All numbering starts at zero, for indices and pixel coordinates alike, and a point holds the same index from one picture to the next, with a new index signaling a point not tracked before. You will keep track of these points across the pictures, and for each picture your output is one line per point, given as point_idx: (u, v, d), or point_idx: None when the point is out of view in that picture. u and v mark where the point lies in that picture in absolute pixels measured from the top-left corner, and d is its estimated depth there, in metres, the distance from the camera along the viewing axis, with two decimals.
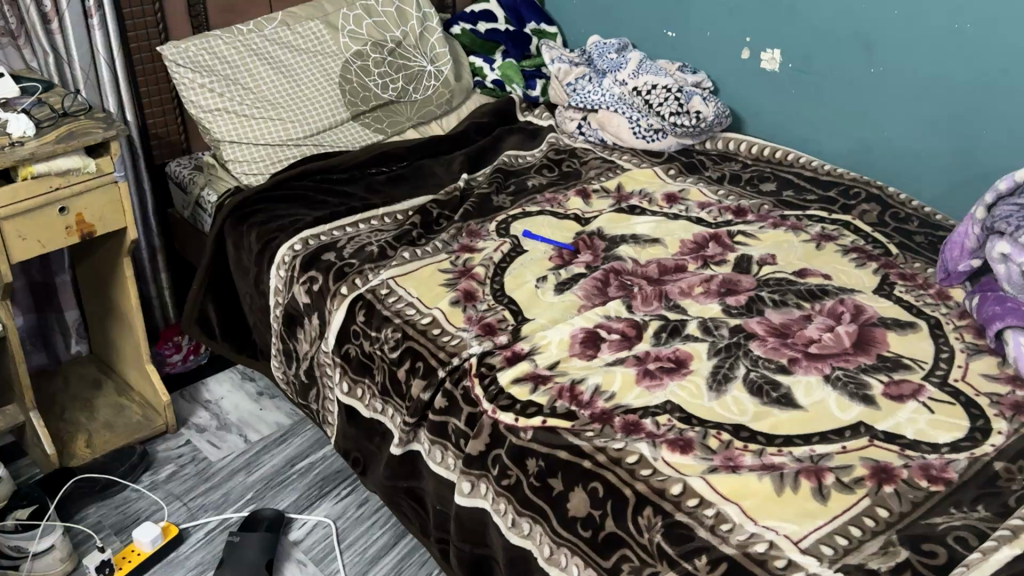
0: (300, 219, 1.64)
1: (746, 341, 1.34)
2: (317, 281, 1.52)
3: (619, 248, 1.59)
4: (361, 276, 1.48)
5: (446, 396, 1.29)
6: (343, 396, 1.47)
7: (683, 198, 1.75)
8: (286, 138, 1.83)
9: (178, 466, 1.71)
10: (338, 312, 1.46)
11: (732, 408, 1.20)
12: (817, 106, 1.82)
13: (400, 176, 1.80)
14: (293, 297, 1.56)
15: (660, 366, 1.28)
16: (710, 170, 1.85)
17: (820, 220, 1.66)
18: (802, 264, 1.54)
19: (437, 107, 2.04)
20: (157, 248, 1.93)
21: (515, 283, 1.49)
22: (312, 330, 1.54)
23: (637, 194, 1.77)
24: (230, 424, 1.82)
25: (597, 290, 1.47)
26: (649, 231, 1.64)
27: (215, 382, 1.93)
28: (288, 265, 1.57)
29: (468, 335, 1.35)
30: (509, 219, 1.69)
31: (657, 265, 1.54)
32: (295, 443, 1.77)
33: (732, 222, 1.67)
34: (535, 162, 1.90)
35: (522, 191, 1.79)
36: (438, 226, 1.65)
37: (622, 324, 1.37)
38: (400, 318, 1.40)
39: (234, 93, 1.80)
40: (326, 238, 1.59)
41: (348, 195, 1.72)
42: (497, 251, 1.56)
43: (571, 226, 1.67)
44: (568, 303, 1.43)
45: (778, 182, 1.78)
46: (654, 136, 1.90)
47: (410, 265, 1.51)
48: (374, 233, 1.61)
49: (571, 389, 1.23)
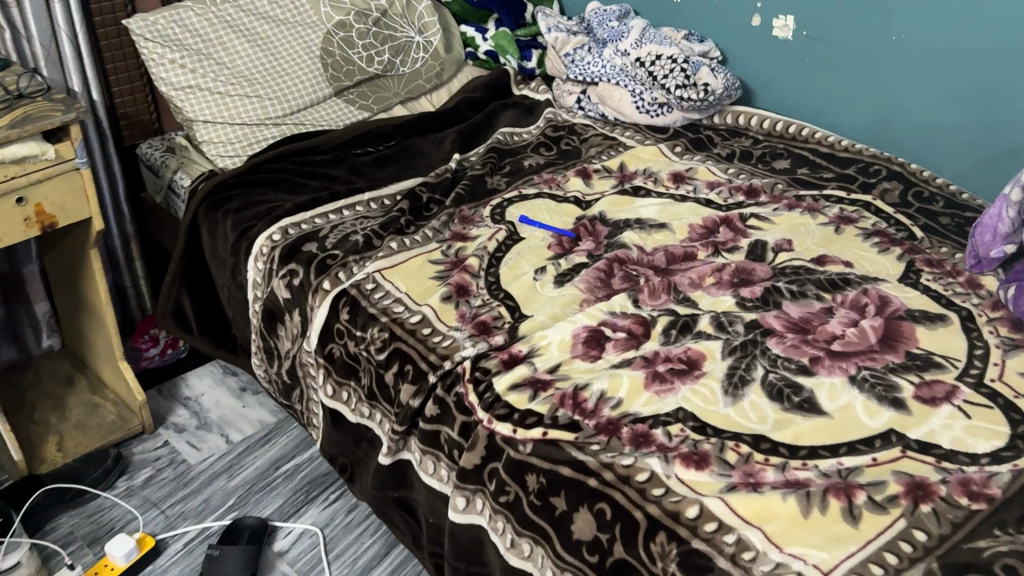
0: (278, 206, 1.53)
1: (763, 337, 1.24)
2: (297, 275, 1.40)
3: (624, 234, 1.48)
4: (344, 269, 1.37)
5: (437, 403, 1.19)
6: (328, 399, 1.36)
7: (690, 177, 1.64)
8: (264, 116, 1.70)
9: (155, 470, 1.61)
10: (321, 308, 1.35)
11: (750, 415, 1.10)
12: (833, 77, 1.70)
13: (387, 157, 1.68)
14: (273, 291, 1.44)
15: (670, 368, 1.18)
16: (719, 146, 1.73)
17: (838, 201, 1.55)
18: (821, 249, 1.43)
19: (426, 81, 1.91)
20: (130, 234, 1.81)
21: (511, 275, 1.37)
22: (293, 327, 1.42)
23: (641, 174, 1.66)
24: (211, 423, 1.71)
25: (599, 282, 1.36)
26: (654, 215, 1.53)
27: (195, 377, 1.83)
28: (267, 257, 1.45)
29: (461, 335, 1.24)
30: (505, 203, 1.57)
31: (664, 253, 1.43)
32: (280, 443, 1.66)
33: (743, 204, 1.56)
34: (532, 140, 1.78)
35: (517, 172, 1.67)
36: (428, 212, 1.54)
37: (628, 321, 1.26)
38: (387, 316, 1.28)
39: (207, 67, 1.67)
40: (307, 227, 1.48)
41: (331, 178, 1.61)
42: (492, 239, 1.45)
43: (571, 210, 1.56)
44: (570, 298, 1.31)
45: (792, 159, 1.67)
46: (659, 111, 1.78)
47: (396, 256, 1.40)
48: (359, 221, 1.50)
49: (574, 396, 1.12)
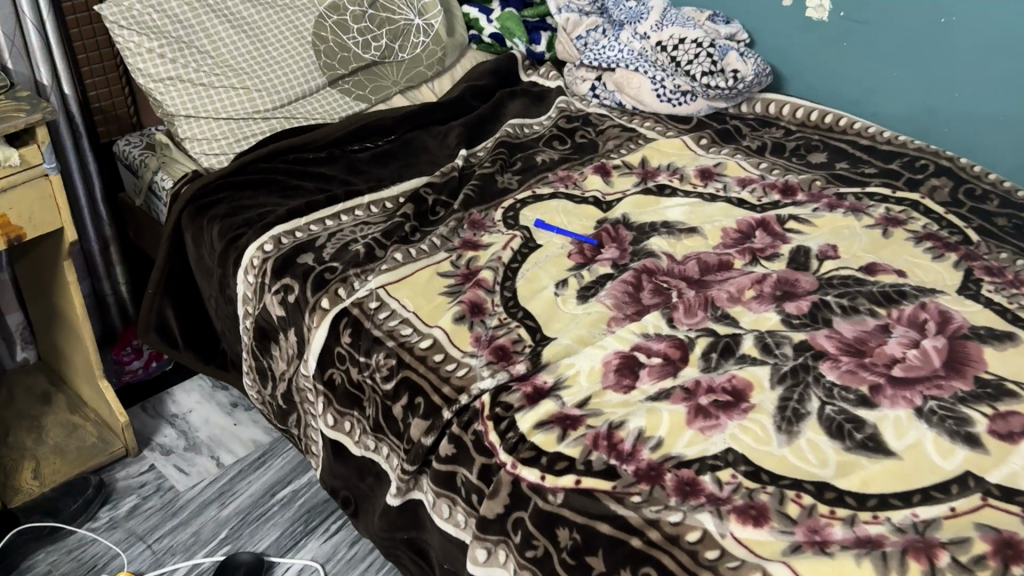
0: (270, 212, 1.39)
1: (814, 361, 1.11)
2: (293, 290, 1.26)
3: (650, 240, 1.34)
4: (345, 285, 1.24)
5: (452, 442, 1.05)
6: (328, 429, 1.22)
7: (719, 174, 1.50)
8: (251, 110, 1.56)
9: (140, 498, 1.48)
10: (319, 330, 1.21)
11: (810, 458, 0.98)
12: (873, 62, 1.56)
13: (387, 153, 1.55)
14: (265, 308, 1.30)
15: (714, 401, 1.05)
16: (749, 138, 1.59)
17: (883, 199, 1.42)
18: (870, 256, 1.30)
19: (427, 68, 1.76)
20: (108, 237, 1.67)
21: (530, 290, 1.24)
22: (288, 347, 1.29)
23: (664, 170, 1.52)
24: (200, 444, 1.58)
25: (627, 297, 1.22)
26: (682, 217, 1.40)
27: (182, 391, 1.69)
28: (258, 269, 1.31)
29: (478, 362, 1.11)
30: (518, 204, 1.44)
31: (697, 261, 1.29)
32: (275, 467, 1.53)
33: (780, 204, 1.43)
34: (544, 132, 1.65)
35: (530, 169, 1.53)
36: (435, 217, 1.41)
37: (664, 344, 1.12)
38: (394, 340, 1.15)
39: (188, 56, 1.52)
40: (302, 235, 1.34)
41: (326, 178, 1.47)
42: (507, 248, 1.31)
43: (591, 213, 1.42)
44: (596, 317, 1.18)
45: (829, 152, 1.54)
46: (682, 99, 1.64)
47: (403, 269, 1.26)
48: (360, 227, 1.37)
49: (609, 436, 0.99)
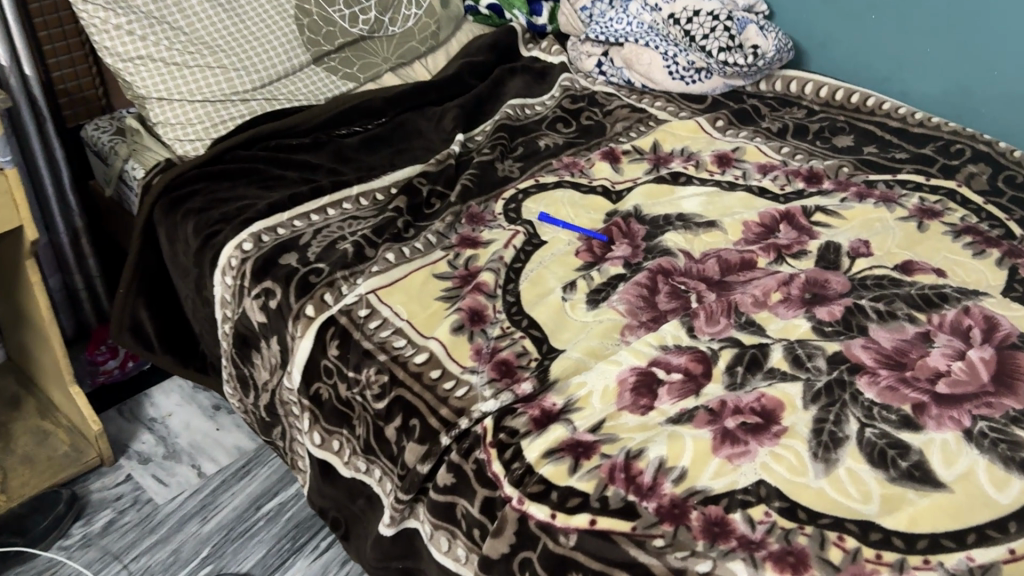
0: (250, 206, 1.27)
1: (850, 376, 1.01)
2: (274, 295, 1.15)
3: (665, 235, 1.23)
4: (331, 290, 1.13)
5: (452, 470, 0.95)
6: (315, 449, 1.11)
7: (737, 159, 1.39)
8: (229, 90, 1.43)
9: (117, 512, 1.38)
10: (304, 340, 1.10)
11: (850, 491, 0.88)
12: (907, 36, 1.43)
13: (377, 138, 1.43)
14: (244, 313, 1.19)
15: (741, 424, 0.94)
16: (768, 120, 1.48)
17: (916, 187, 1.31)
18: (905, 254, 1.19)
19: (420, 43, 1.63)
20: (78, 228, 1.55)
21: (535, 295, 1.13)
22: (270, 356, 1.18)
23: (678, 155, 1.41)
24: (180, 451, 1.48)
25: (642, 302, 1.12)
26: (699, 208, 1.29)
27: (161, 393, 1.59)
28: (237, 271, 1.20)
29: (479, 379, 1.00)
30: (520, 196, 1.32)
31: (717, 260, 1.19)
32: (260, 477, 1.44)
33: (804, 194, 1.32)
34: (547, 114, 1.52)
35: (533, 155, 1.42)
36: (430, 210, 1.29)
37: (684, 357, 1.02)
38: (386, 353, 1.04)
39: (159, 33, 1.39)
40: (285, 232, 1.23)
41: (312, 167, 1.35)
42: (509, 246, 1.20)
43: (599, 204, 1.31)
44: (609, 325, 1.08)
45: (855, 135, 1.43)
46: (696, 76, 1.53)
47: (395, 271, 1.15)
48: (348, 222, 1.25)
49: (627, 467, 0.89)
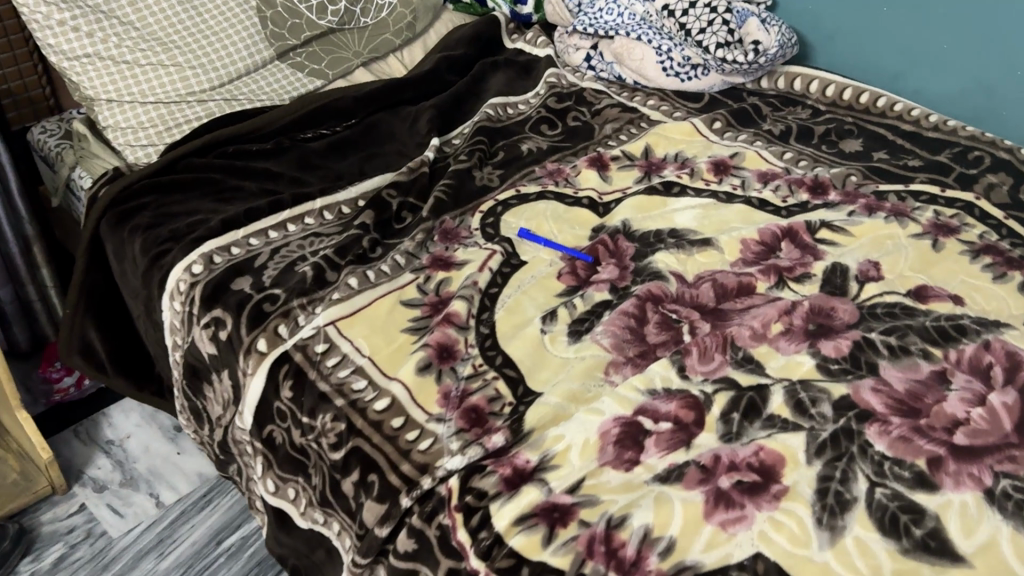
0: (202, 222, 1.17)
1: (859, 424, 0.91)
2: (225, 325, 1.05)
3: (656, 255, 1.13)
4: (286, 321, 1.02)
5: (412, 535, 0.84)
6: (269, 496, 1.02)
7: (736, 166, 1.28)
8: (184, 90, 1.32)
9: (67, 547, 1.29)
10: (255, 378, 1.00)
11: (859, 566, 0.78)
12: (921, 30, 1.31)
13: (346, 142, 1.32)
14: (193, 343, 1.09)
15: (737, 484, 0.84)
16: (770, 121, 1.37)
17: (931, 199, 1.20)
18: (919, 277, 1.09)
19: (395, 36, 1.51)
20: (30, 237, 1.43)
21: (512, 326, 1.03)
22: (223, 391, 1.08)
23: (672, 161, 1.30)
24: (138, 478, 1.39)
25: (629, 334, 1.01)
26: (693, 223, 1.18)
27: (120, 413, 1.50)
28: (185, 296, 1.10)
29: (446, 430, 0.89)
30: (498, 208, 1.22)
31: (712, 284, 1.08)
32: (222, 507, 1.35)
33: (808, 206, 1.21)
34: (530, 113, 1.41)
35: (514, 160, 1.31)
36: (400, 224, 1.19)
37: (674, 404, 0.91)
38: (344, 397, 0.94)
39: (106, 28, 1.28)
40: (239, 252, 1.12)
41: (272, 176, 1.25)
42: (484, 269, 1.09)
43: (585, 219, 1.20)
44: (592, 363, 0.97)
45: (864, 139, 1.32)
46: (692, 73, 1.41)
47: (358, 299, 1.05)
48: (310, 240, 1.15)
49: (608, 538, 0.79)
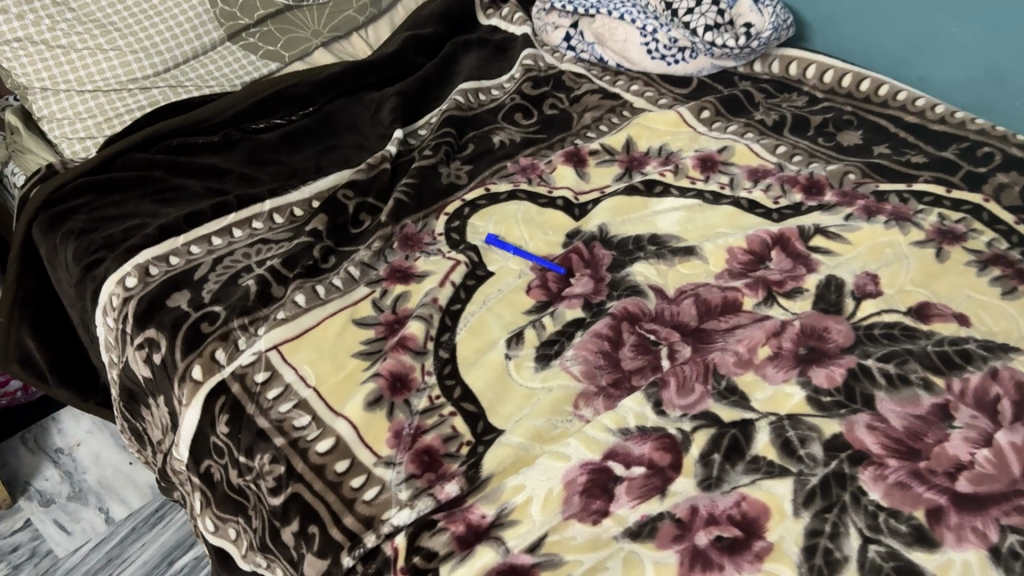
0: (140, 226, 1.07)
1: (852, 468, 0.82)
2: (159, 348, 0.96)
3: (634, 266, 1.03)
4: (225, 345, 0.93)
5: None
6: (211, 535, 0.93)
7: (725, 162, 1.18)
8: (125, 77, 1.22)
9: (10, 568, 1.21)
10: (190, 410, 0.91)
11: None
12: (927, 11, 1.21)
13: (301, 133, 1.23)
14: (128, 364, 1.00)
15: (717, 541, 0.75)
16: (763, 110, 1.26)
17: (936, 201, 1.10)
18: (921, 292, 1.00)
19: (358, 12, 1.41)
20: None
21: (473, 350, 0.93)
22: (161, 416, 0.99)
23: (655, 156, 1.20)
24: (87, 490, 1.31)
25: (602, 360, 0.92)
26: (676, 228, 1.08)
27: (70, 418, 1.43)
28: (118, 312, 1.01)
29: (394, 476, 0.81)
30: (465, 210, 1.12)
31: (695, 299, 0.99)
32: (176, 523, 1.27)
33: (802, 208, 1.11)
34: (504, 100, 1.31)
35: (485, 154, 1.21)
36: (357, 229, 1.09)
37: (648, 445, 0.82)
38: (285, 436, 0.85)
39: (38, 10, 1.17)
40: (177, 261, 1.03)
41: (219, 173, 1.15)
42: (446, 283, 1.00)
43: (559, 222, 1.11)
44: (560, 395, 0.88)
45: (864, 130, 1.22)
46: (679, 56, 1.31)
47: (304, 320, 0.96)
48: (256, 247, 1.05)
49: None
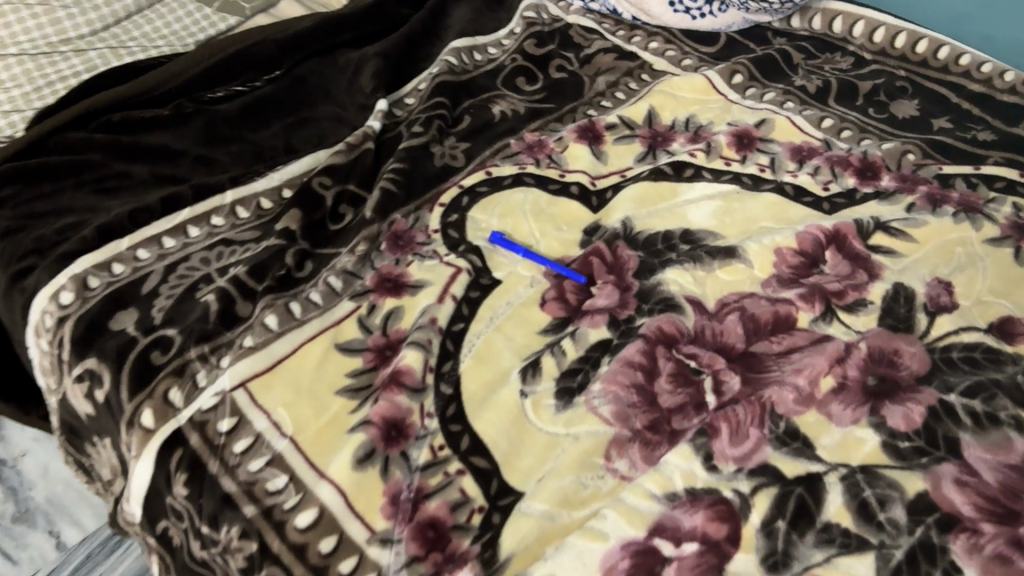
0: (77, 225, 0.90)
1: (940, 537, 0.68)
2: (101, 383, 0.80)
3: (666, 272, 0.88)
4: (180, 382, 0.77)
5: None
6: None
7: (764, 139, 1.02)
8: (55, 37, 1.06)
9: None
10: (141, 463, 0.76)
11: None
12: None
13: (267, 103, 1.05)
14: (67, 396, 0.84)
15: None
16: (803, 74, 1.10)
17: (1011, 188, 0.95)
18: (1003, 305, 0.85)
19: None
20: None
21: (482, 384, 0.78)
22: (108, 458, 0.84)
23: (682, 130, 1.03)
24: (34, 510, 1.16)
25: (635, 397, 0.77)
26: (712, 221, 0.93)
27: (13, 423, 1.27)
28: (52, 334, 0.84)
29: (393, 559, 0.66)
30: (464, 199, 0.96)
31: (741, 314, 0.84)
32: (136, 549, 1.12)
33: (856, 196, 0.95)
34: (503, 60, 1.14)
35: (484, 130, 1.04)
36: (336, 225, 0.93)
37: (700, 516, 0.68)
38: (258, 503, 0.70)
39: None
40: (122, 270, 0.86)
41: (171, 155, 0.97)
42: (446, 298, 0.84)
43: (573, 215, 0.94)
44: (588, 446, 0.73)
45: (920, 99, 1.06)
46: (707, 8, 1.15)
47: (277, 348, 0.80)
48: (216, 251, 0.88)
49: None
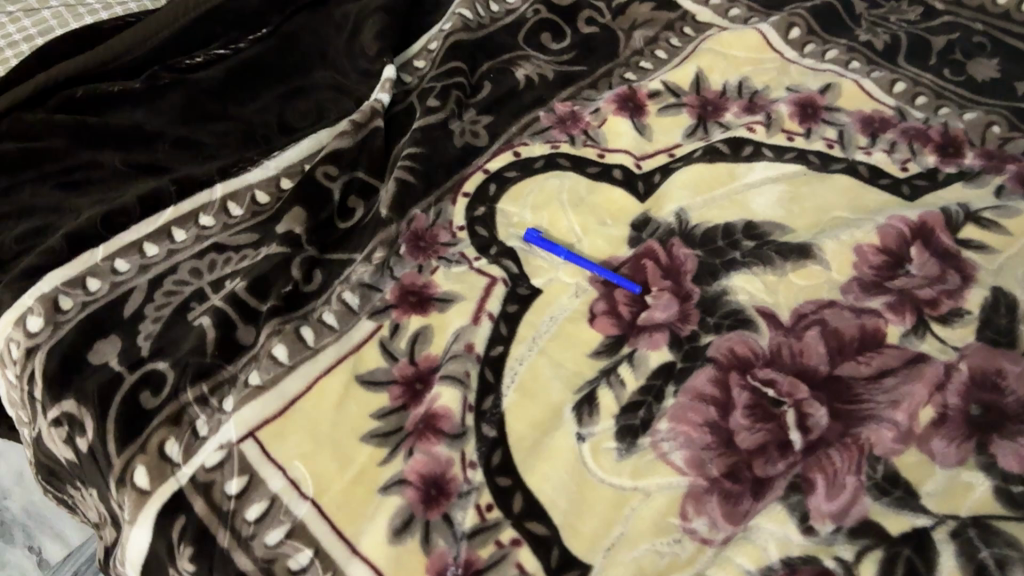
0: (42, 232, 0.77)
1: None
2: (83, 431, 0.68)
3: (731, 277, 0.76)
4: (177, 431, 0.65)
5: None
6: None
7: (829, 107, 0.89)
8: None
9: None
10: (133, 528, 0.64)
11: None
12: None
13: (255, 71, 0.91)
14: (42, 439, 0.72)
15: None
16: (867, 28, 0.98)
17: None
18: None
19: None
20: None
21: (531, 425, 0.67)
22: (97, 509, 0.73)
23: (735, 97, 0.90)
24: (12, 525, 1.05)
25: (709, 438, 0.66)
26: (777, 211, 0.80)
27: None
28: (20, 367, 0.72)
29: None
30: (491, 186, 0.83)
31: (822, 330, 0.72)
32: None
33: (939, 177, 0.83)
34: (525, 12, 1.00)
35: (509, 99, 0.91)
36: (346, 223, 0.80)
37: None
38: None
39: None
40: (98, 287, 0.73)
41: (148, 140, 0.84)
42: (483, 318, 0.73)
43: (618, 206, 0.82)
44: (663, 504, 0.63)
45: (1001, 58, 0.95)
46: None
47: (289, 385, 0.68)
48: (207, 258, 0.76)
49: None
